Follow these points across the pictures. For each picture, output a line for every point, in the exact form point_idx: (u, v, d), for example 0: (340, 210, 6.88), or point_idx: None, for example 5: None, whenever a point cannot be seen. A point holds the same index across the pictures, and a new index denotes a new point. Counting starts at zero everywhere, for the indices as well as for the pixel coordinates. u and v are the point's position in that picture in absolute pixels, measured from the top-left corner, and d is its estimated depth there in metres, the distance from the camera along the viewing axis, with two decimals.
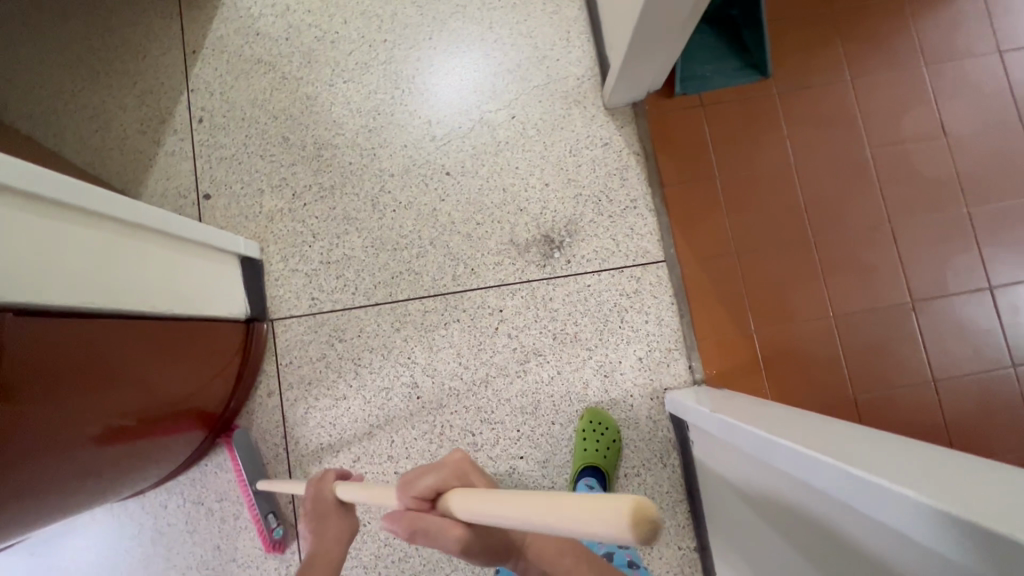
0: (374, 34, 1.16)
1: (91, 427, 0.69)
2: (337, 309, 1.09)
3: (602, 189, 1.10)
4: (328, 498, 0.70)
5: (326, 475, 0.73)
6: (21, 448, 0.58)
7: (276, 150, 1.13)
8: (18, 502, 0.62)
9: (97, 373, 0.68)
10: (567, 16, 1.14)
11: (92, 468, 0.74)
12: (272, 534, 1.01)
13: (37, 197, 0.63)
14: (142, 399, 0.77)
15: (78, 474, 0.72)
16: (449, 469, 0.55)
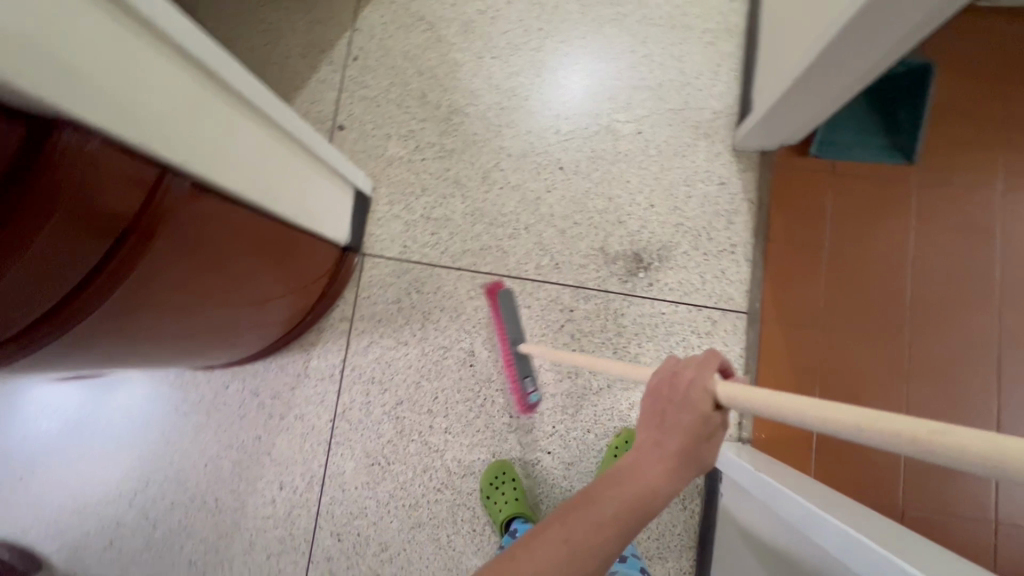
0: (532, 20, 1.20)
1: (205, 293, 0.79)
2: (423, 262, 1.15)
3: (706, 225, 1.10)
4: (699, 401, 0.49)
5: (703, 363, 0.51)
6: (157, 291, 0.69)
7: (412, 103, 1.20)
8: (137, 332, 0.74)
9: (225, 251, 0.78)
10: (722, 50, 1.14)
11: (191, 328, 0.85)
12: (528, 397, 1.06)
13: (233, 91, 0.72)
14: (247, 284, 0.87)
15: (180, 329, 0.83)
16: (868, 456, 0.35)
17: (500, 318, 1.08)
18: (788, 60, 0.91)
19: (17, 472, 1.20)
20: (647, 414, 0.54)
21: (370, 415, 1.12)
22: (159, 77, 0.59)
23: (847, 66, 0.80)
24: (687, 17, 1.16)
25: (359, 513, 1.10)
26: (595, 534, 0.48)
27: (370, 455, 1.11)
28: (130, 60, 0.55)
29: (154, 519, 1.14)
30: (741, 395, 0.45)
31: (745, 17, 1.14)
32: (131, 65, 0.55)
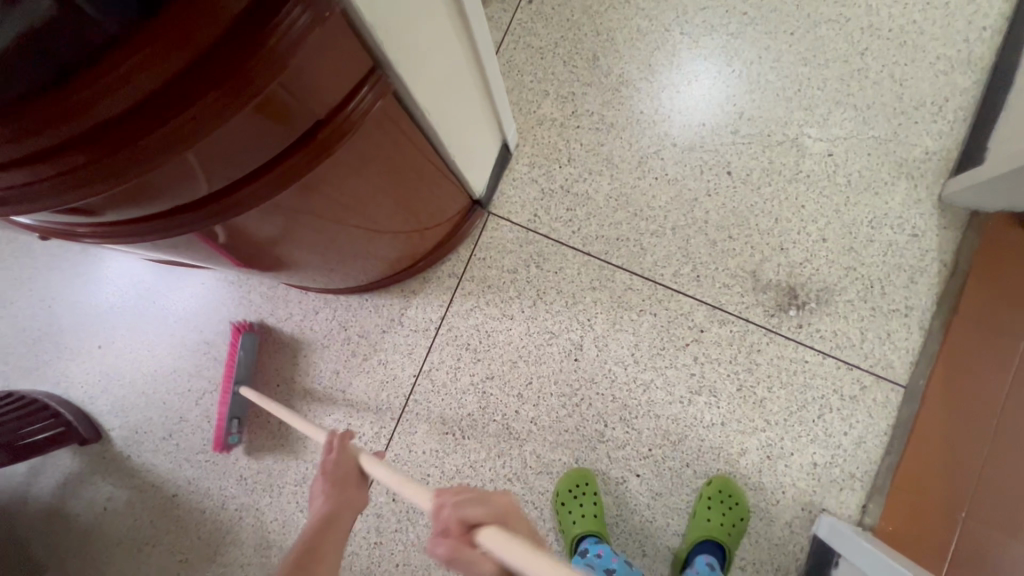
0: (735, 3, 1.06)
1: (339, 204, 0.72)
2: (550, 237, 1.05)
3: (883, 277, 0.95)
4: (351, 467, 0.81)
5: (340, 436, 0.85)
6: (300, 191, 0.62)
7: (580, 63, 1.09)
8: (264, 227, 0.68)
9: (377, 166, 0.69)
10: (956, 83, 0.97)
11: (312, 236, 0.80)
12: (227, 437, 1.06)
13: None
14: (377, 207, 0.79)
15: (302, 234, 0.77)
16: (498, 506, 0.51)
17: (233, 357, 1.08)
18: None
19: (95, 340, 1.19)
20: (320, 483, 0.82)
21: (455, 382, 1.05)
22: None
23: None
24: (922, 36, 0.99)
25: (420, 478, 1.03)
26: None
27: (446, 423, 1.04)
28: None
29: (214, 425, 1.11)
30: (378, 471, 0.75)
31: (996, 50, 0.96)
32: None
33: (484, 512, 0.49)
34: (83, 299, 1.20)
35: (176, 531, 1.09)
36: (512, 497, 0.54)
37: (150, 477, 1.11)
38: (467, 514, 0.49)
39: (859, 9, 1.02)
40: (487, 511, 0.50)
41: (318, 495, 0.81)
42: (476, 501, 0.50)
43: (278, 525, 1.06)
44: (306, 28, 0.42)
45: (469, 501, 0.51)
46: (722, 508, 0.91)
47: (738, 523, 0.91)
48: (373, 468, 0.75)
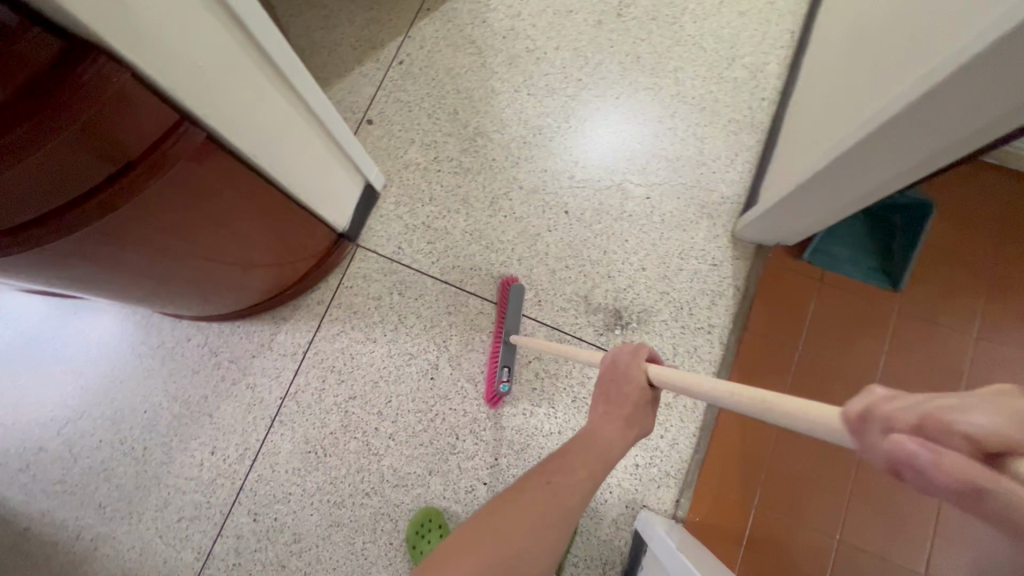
0: (574, 70, 1.26)
1: (180, 238, 0.81)
2: (412, 267, 1.17)
3: (690, 300, 1.12)
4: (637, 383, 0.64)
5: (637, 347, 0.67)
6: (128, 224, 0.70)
7: (442, 116, 1.25)
8: (101, 258, 0.75)
9: (214, 206, 0.79)
10: (742, 141, 1.19)
11: (162, 268, 0.87)
12: (500, 386, 1.07)
13: (273, 65, 0.76)
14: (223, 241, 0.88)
15: (151, 266, 0.84)
16: None
17: (503, 307, 1.11)
18: (807, 158, 0.95)
19: None
20: (601, 394, 0.67)
21: (319, 402, 1.11)
22: (209, 37, 0.63)
23: (852, 180, 0.85)
24: (717, 103, 1.22)
25: (281, 497, 1.08)
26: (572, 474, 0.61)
27: (309, 442, 1.10)
28: (186, 21, 0.59)
29: (76, 453, 1.11)
30: (684, 381, 0.54)
31: (770, 117, 1.20)
32: (188, 22, 0.59)
33: (986, 414, 0.23)
34: None
35: (24, 567, 1.06)
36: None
37: (2, 511, 1.09)
38: (927, 413, 0.25)
39: (670, 80, 1.24)
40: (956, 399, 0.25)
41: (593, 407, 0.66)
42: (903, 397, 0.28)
43: (135, 553, 1.06)
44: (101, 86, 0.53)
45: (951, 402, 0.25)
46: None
47: None
48: (682, 376, 0.54)
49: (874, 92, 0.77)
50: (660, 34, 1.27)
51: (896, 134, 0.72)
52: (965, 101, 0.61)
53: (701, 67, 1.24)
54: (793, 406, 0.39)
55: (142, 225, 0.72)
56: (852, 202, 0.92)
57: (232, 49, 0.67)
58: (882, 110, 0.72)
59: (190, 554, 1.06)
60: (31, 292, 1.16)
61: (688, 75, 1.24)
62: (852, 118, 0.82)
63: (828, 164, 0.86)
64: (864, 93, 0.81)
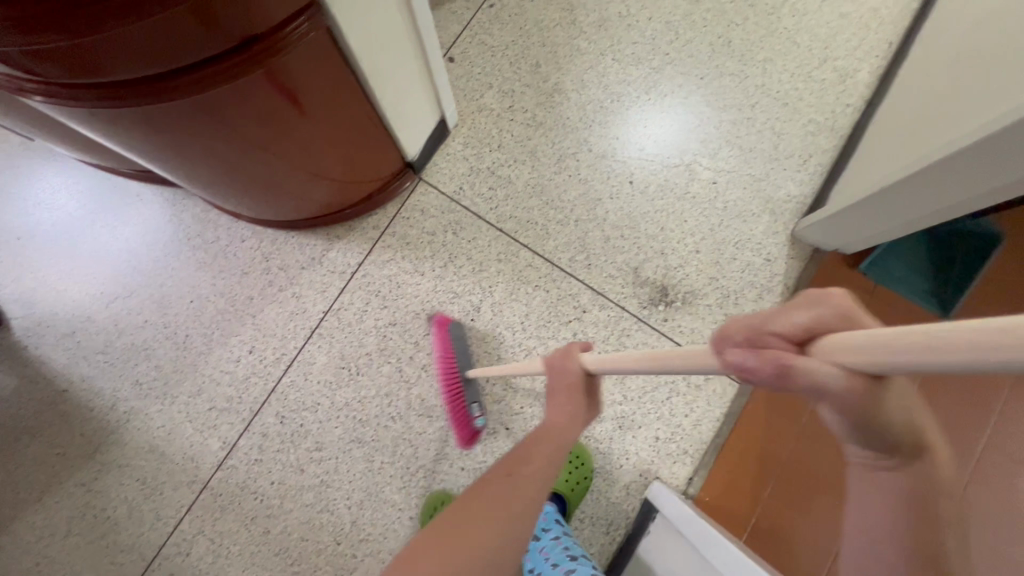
0: (662, 44, 1.24)
1: (271, 129, 0.83)
2: (470, 210, 1.18)
3: (737, 290, 1.13)
4: (580, 374, 0.67)
5: (570, 347, 0.70)
6: (232, 98, 0.72)
7: (524, 67, 1.24)
8: (198, 130, 0.77)
9: (308, 102, 0.81)
10: (819, 144, 1.18)
11: (245, 157, 0.89)
12: (473, 421, 1.05)
13: None
14: (306, 141, 0.90)
15: (236, 151, 0.87)
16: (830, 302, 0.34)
17: (444, 347, 1.07)
18: (886, 168, 0.95)
19: (16, 231, 1.20)
20: (551, 402, 0.68)
21: (360, 322, 1.14)
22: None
23: (925, 195, 0.85)
24: (801, 101, 1.20)
25: (309, 406, 1.11)
26: (492, 507, 0.60)
27: (344, 359, 1.12)
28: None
29: (121, 328, 1.15)
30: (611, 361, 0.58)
31: (852, 124, 1.19)
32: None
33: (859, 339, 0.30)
34: (13, 190, 1.22)
35: (59, 425, 1.11)
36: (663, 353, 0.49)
37: (48, 371, 1.14)
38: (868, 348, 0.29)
39: (757, 70, 1.22)
40: (829, 320, 0.34)
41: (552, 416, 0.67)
42: (823, 304, 0.34)
43: (163, 432, 1.11)
44: None
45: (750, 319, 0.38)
46: (570, 467, 1.05)
47: (582, 480, 1.04)
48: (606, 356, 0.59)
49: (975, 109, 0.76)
50: (756, 22, 1.25)
51: (993, 153, 0.71)
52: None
53: (791, 63, 1.22)
54: (682, 362, 0.45)
55: (247, 105, 0.75)
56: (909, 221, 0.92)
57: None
58: (980, 128, 0.71)
59: (215, 442, 1.10)
60: (99, 166, 1.19)
61: (777, 68, 1.22)
62: (943, 135, 0.82)
63: (909, 176, 0.85)
64: (961, 112, 0.80)
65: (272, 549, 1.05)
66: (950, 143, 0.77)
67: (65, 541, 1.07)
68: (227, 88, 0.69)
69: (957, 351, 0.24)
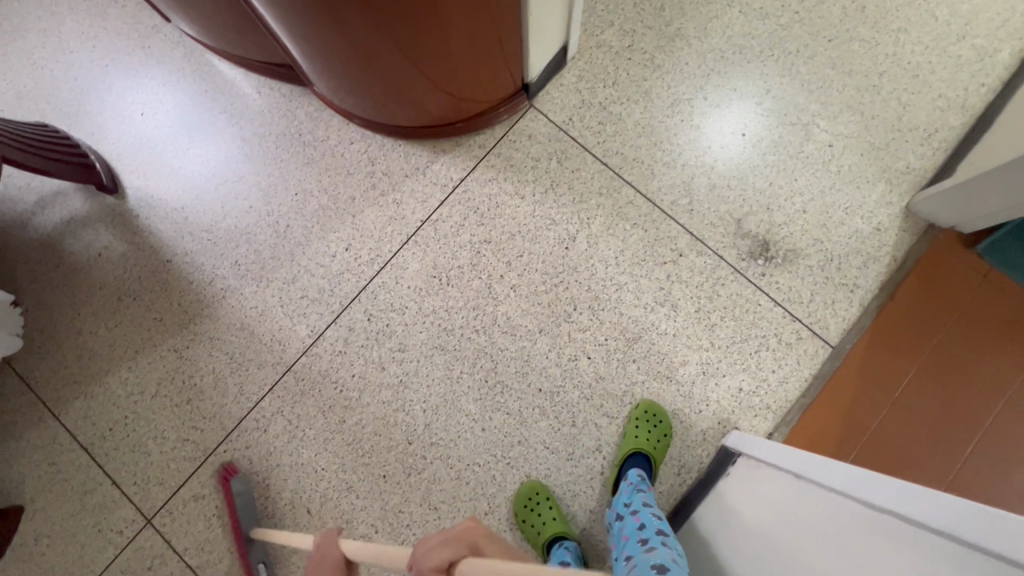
0: (792, 2, 1.22)
1: (424, 19, 0.84)
2: (577, 141, 1.18)
3: (842, 255, 1.10)
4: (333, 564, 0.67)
5: (325, 537, 0.69)
6: None
7: (648, 9, 1.23)
8: (359, 3, 0.79)
9: None
10: (948, 120, 1.14)
11: (387, 47, 0.90)
12: None
13: None
14: (448, 40, 0.91)
15: (382, 38, 0.88)
16: (462, 536, 0.57)
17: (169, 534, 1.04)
18: None
19: (139, 107, 1.26)
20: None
21: (456, 236, 1.15)
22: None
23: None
24: (932, 75, 1.16)
25: (397, 308, 1.13)
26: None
27: (436, 268, 1.14)
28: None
29: (226, 211, 1.20)
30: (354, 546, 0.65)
31: (985, 104, 1.14)
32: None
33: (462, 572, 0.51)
34: (141, 69, 1.28)
35: (159, 293, 1.16)
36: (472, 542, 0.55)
37: (154, 240, 1.19)
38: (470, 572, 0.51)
39: (890, 39, 1.19)
40: (461, 551, 0.55)
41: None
42: (429, 552, 0.55)
43: (255, 313, 1.14)
44: None
45: (437, 542, 0.55)
46: (649, 426, 1.02)
47: (663, 438, 1.01)
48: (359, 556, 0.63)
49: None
50: None
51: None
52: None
53: (927, 35, 1.18)
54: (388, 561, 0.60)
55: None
56: None
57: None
58: None
59: (303, 329, 1.13)
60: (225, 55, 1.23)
61: (910, 39, 1.18)
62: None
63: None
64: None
65: (345, 439, 1.08)
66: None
67: (152, 401, 1.11)
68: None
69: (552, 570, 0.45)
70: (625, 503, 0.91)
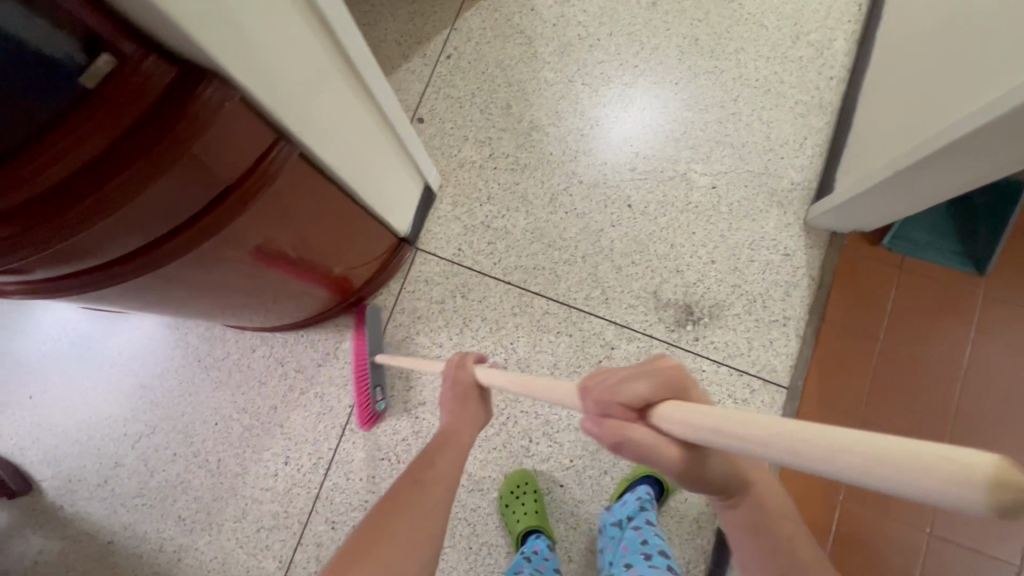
0: (629, 57, 1.21)
1: (265, 259, 0.78)
2: (474, 268, 1.15)
3: (763, 292, 1.09)
4: (469, 384, 0.81)
5: (461, 359, 0.83)
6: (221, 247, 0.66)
7: (495, 111, 1.21)
8: (192, 281, 0.72)
9: (297, 227, 0.75)
10: (812, 124, 1.15)
11: (241, 286, 0.84)
12: None
13: (353, 77, 0.72)
14: (303, 256, 0.85)
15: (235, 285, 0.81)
16: (662, 376, 0.44)
17: None
18: (898, 142, 0.89)
19: (26, 390, 1.18)
20: (448, 403, 0.81)
21: (390, 409, 1.11)
22: (296, 36, 0.58)
23: (963, 166, 0.79)
24: (782, 85, 1.17)
25: (357, 505, 1.08)
26: (442, 471, 0.71)
27: (381, 449, 1.09)
28: (275, 18, 0.54)
29: (152, 467, 1.13)
30: (520, 386, 0.62)
31: (840, 96, 1.15)
32: (279, 21, 0.54)
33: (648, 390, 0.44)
34: (14, 349, 1.19)
35: None
36: (663, 373, 0.44)
37: (88, 525, 1.11)
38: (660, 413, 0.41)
39: (730, 62, 1.19)
40: (659, 386, 0.43)
41: (444, 406, 0.81)
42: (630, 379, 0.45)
43: (216, 564, 1.08)
44: (217, 104, 0.49)
45: (635, 376, 0.45)
46: None
47: None
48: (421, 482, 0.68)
49: (991, 68, 0.70)
50: (718, 13, 1.21)
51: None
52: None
53: (764, 47, 1.19)
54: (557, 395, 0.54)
55: (226, 251, 0.68)
56: (949, 189, 0.86)
57: (315, 54, 0.62)
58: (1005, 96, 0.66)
59: (271, 562, 1.07)
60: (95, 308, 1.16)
61: (751, 56, 1.19)
62: (959, 104, 0.76)
63: (929, 156, 0.80)
64: (970, 74, 0.75)
65: None
66: (972, 112, 0.71)
67: None
68: (204, 245, 0.63)
69: (818, 460, 0.26)
70: (627, 516, 0.95)
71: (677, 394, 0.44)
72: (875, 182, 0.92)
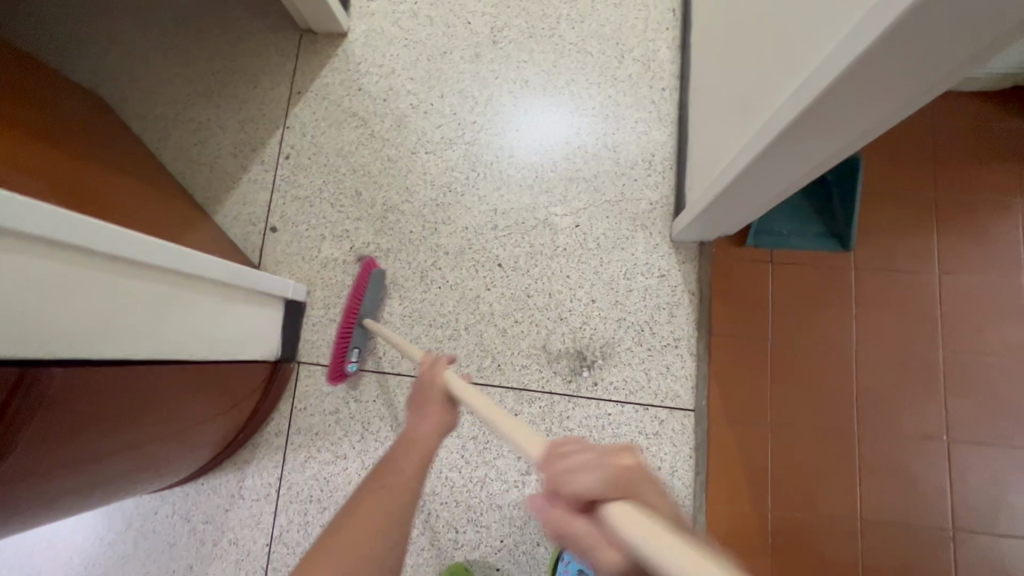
0: (465, 115, 1.19)
1: (98, 467, 0.71)
2: (360, 368, 1.11)
3: (648, 320, 1.07)
4: (444, 392, 0.73)
5: (435, 366, 0.76)
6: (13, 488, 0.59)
7: (346, 201, 1.18)
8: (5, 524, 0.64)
9: (117, 425, 0.69)
10: (656, 139, 1.14)
11: (89, 495, 0.76)
12: None
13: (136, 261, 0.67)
14: (152, 439, 0.79)
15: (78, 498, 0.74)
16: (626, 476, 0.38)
17: None
18: (730, 150, 0.87)
19: None
20: (419, 404, 0.73)
21: (308, 537, 1.06)
22: (6, 265, 0.50)
23: (781, 167, 0.76)
24: (619, 107, 1.16)
25: None
26: (405, 474, 0.65)
27: None
28: None
29: None
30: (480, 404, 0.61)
31: (675, 106, 1.15)
32: None
33: (588, 478, 0.39)
34: None
35: None
36: (623, 468, 0.39)
37: None
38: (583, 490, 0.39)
39: (565, 95, 1.18)
40: (616, 484, 0.38)
41: (427, 421, 0.72)
42: (580, 471, 0.40)
43: None
44: None
45: (579, 467, 0.40)
46: None
47: None
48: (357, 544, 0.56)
49: (792, 65, 0.67)
50: (541, 50, 1.20)
51: (823, 114, 0.62)
52: (896, 69, 0.52)
53: (593, 74, 1.18)
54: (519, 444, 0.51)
55: (14, 494, 0.60)
56: (781, 189, 0.83)
57: (47, 267, 0.55)
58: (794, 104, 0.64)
59: None
60: None
61: (582, 85, 1.18)
62: (769, 107, 0.73)
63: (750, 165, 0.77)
64: (776, 75, 0.72)
65: None
66: (779, 113, 0.68)
67: None
68: None
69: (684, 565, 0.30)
70: None
71: (626, 490, 0.38)
72: (718, 192, 0.89)
